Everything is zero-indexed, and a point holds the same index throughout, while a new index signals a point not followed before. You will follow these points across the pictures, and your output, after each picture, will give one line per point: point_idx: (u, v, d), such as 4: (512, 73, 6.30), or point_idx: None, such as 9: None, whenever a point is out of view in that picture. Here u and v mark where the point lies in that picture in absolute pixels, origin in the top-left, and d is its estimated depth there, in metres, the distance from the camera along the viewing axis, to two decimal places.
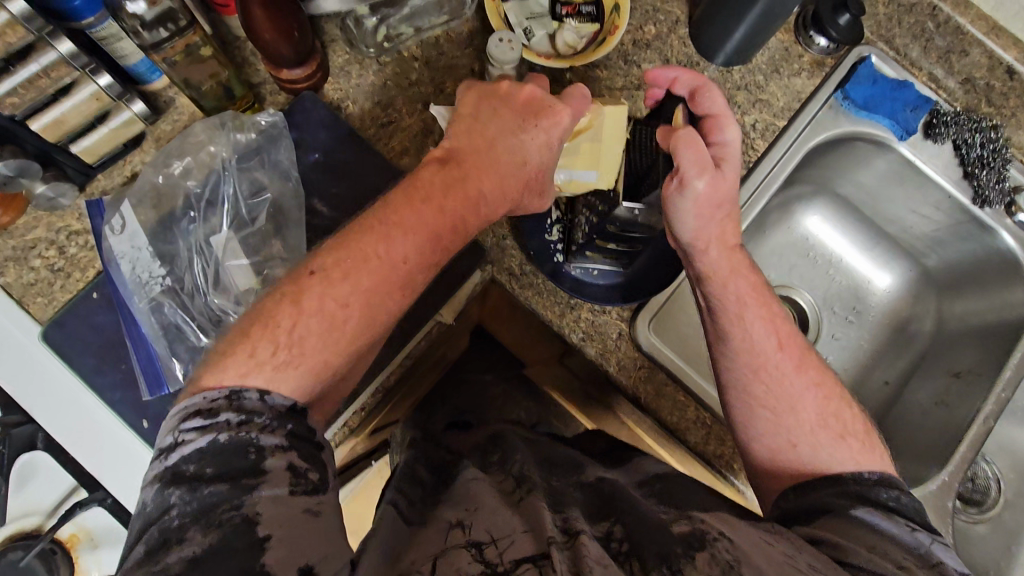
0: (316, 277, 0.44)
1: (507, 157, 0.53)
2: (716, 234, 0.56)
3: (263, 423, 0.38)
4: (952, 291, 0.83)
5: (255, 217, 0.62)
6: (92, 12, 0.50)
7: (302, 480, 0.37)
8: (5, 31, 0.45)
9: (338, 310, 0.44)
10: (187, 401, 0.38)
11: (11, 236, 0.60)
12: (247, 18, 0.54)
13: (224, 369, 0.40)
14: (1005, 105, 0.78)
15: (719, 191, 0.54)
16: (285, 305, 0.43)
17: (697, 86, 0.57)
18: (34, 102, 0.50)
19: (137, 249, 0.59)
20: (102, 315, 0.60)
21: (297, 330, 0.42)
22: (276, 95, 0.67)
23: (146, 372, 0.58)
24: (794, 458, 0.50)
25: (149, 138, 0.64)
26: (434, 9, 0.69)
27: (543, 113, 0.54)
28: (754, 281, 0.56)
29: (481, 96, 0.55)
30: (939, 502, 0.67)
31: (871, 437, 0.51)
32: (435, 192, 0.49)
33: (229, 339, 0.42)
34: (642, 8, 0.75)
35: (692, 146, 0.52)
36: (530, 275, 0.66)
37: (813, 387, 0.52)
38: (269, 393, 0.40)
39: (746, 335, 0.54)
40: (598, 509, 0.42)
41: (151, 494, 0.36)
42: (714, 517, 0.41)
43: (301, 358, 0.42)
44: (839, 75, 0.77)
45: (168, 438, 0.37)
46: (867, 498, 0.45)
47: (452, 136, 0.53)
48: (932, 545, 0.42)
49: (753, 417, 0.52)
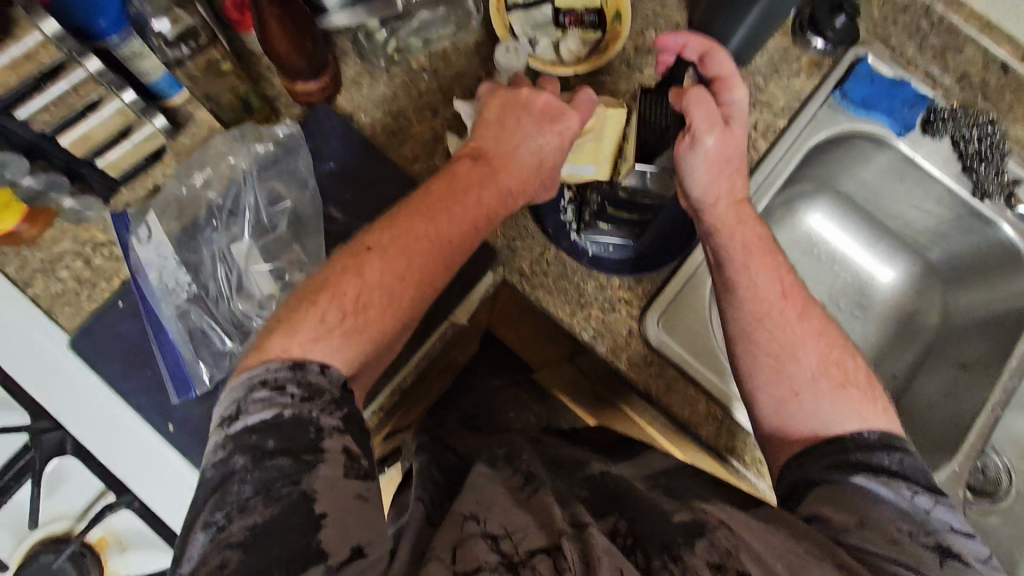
0: (373, 252, 0.46)
1: (529, 160, 0.55)
2: (724, 191, 0.58)
3: (324, 402, 0.39)
4: (956, 284, 0.84)
5: (276, 225, 0.64)
6: (117, 31, 0.52)
7: (356, 464, 0.38)
8: (38, 51, 0.47)
9: (393, 282, 0.46)
10: (252, 371, 0.40)
11: (39, 249, 0.62)
12: (264, 34, 0.57)
13: (293, 336, 0.42)
14: (1001, 100, 0.79)
15: (729, 147, 0.57)
16: (347, 275, 0.45)
17: (705, 48, 0.58)
18: (64, 119, 0.52)
19: (164, 257, 0.61)
20: (127, 322, 0.61)
21: (358, 299, 0.45)
22: (291, 107, 0.69)
23: (173, 375, 0.60)
24: (797, 407, 0.50)
25: (171, 152, 0.66)
26: (441, 22, 0.72)
27: (562, 116, 0.56)
28: (760, 234, 0.57)
29: (504, 102, 0.57)
30: (954, 485, 0.69)
31: (875, 388, 0.52)
32: (473, 184, 0.52)
33: (292, 306, 0.44)
34: (642, 15, 0.78)
35: (701, 105, 0.55)
36: (540, 274, 0.68)
37: (816, 335, 0.53)
38: (328, 366, 0.42)
39: (751, 282, 0.54)
40: (602, 507, 0.43)
41: (214, 463, 0.37)
42: (717, 507, 0.42)
43: (365, 326, 0.44)
44: (837, 74, 0.79)
45: (232, 407, 0.39)
46: (867, 463, 0.46)
47: (478, 136, 0.56)
48: (931, 508, 0.43)
49: (756, 365, 0.53)
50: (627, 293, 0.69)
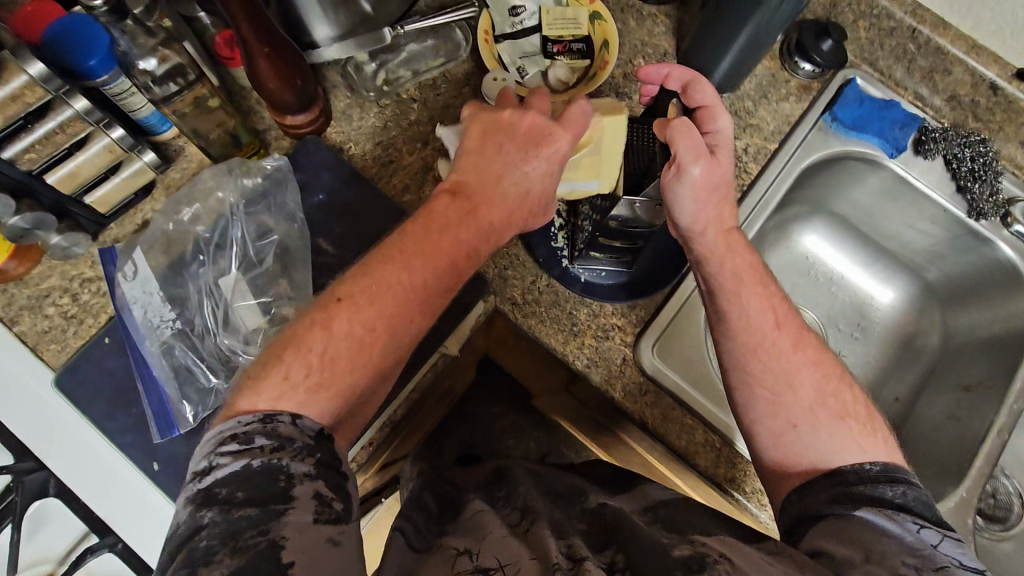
0: (344, 303, 0.45)
1: (511, 189, 0.53)
2: (713, 218, 0.56)
3: (295, 450, 0.39)
4: (957, 304, 0.83)
5: (262, 259, 0.63)
6: (105, 70, 0.52)
7: (327, 508, 0.37)
8: (25, 92, 0.48)
9: (365, 334, 0.45)
10: (222, 425, 0.39)
11: (26, 286, 0.62)
12: (252, 69, 0.57)
13: (258, 394, 0.41)
14: (992, 120, 0.78)
15: (714, 174, 0.55)
16: (316, 329, 0.44)
17: (689, 79, 0.58)
18: (51, 157, 0.53)
19: (149, 294, 0.60)
20: (113, 359, 0.60)
21: (326, 353, 0.43)
22: (281, 140, 0.69)
23: (157, 414, 0.58)
24: (796, 440, 0.49)
25: (160, 187, 0.66)
26: (430, 54, 0.73)
27: (545, 140, 0.53)
28: (751, 262, 0.56)
29: (485, 128, 0.54)
30: (960, 519, 0.66)
31: (874, 419, 0.50)
32: (452, 224, 0.50)
33: (259, 362, 0.43)
34: (630, 43, 0.78)
35: (687, 134, 0.53)
36: (531, 303, 0.67)
37: (811, 365, 0.52)
38: (300, 417, 0.41)
39: (744, 313, 0.53)
40: (601, 541, 0.42)
41: (186, 517, 0.36)
42: (716, 540, 0.41)
43: (332, 380, 0.43)
44: (827, 97, 0.79)
45: (203, 461, 0.38)
46: (871, 496, 0.44)
47: (459, 167, 0.54)
48: (939, 544, 0.40)
49: (753, 398, 0.52)
50: (620, 319, 0.68)
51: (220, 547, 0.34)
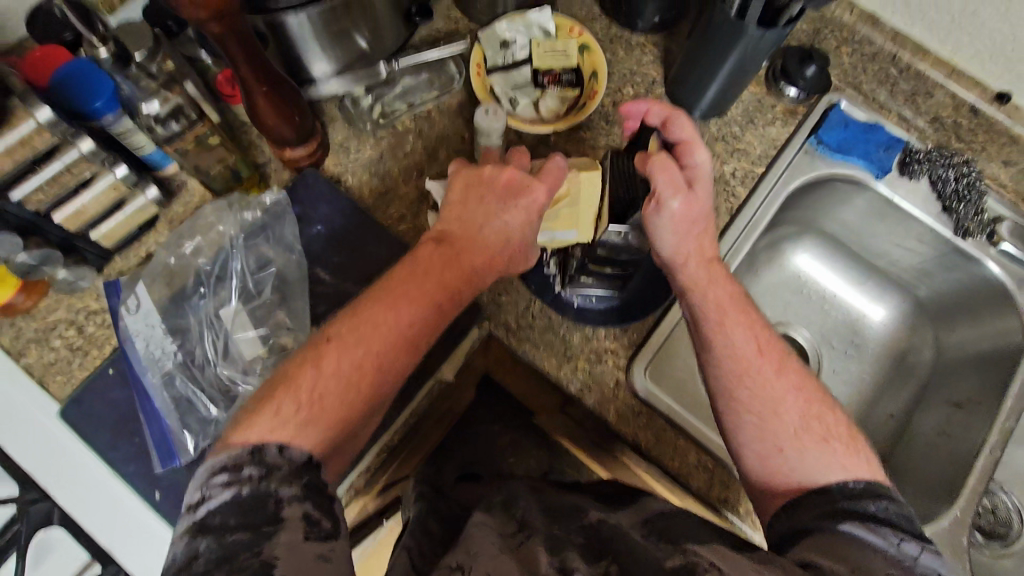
0: (333, 341, 0.48)
1: (491, 236, 0.56)
2: (694, 249, 0.59)
3: (281, 476, 0.40)
4: (948, 322, 0.84)
5: (262, 290, 0.65)
6: (109, 111, 0.55)
7: (317, 527, 0.38)
8: (32, 138, 0.50)
9: (355, 370, 0.47)
10: (215, 458, 0.40)
11: (33, 319, 0.64)
12: (251, 107, 0.59)
13: (250, 429, 0.42)
14: (975, 140, 0.80)
15: (694, 208, 0.57)
16: (309, 365, 0.46)
17: (668, 115, 0.59)
18: (58, 197, 0.55)
19: (152, 327, 0.62)
20: (116, 390, 0.62)
21: (315, 390, 0.45)
22: (280, 173, 0.71)
23: (158, 445, 0.60)
24: (783, 463, 0.50)
25: (163, 220, 0.68)
26: (425, 87, 0.76)
27: (524, 191, 0.57)
28: (732, 291, 0.58)
29: (468, 184, 0.58)
30: (955, 537, 0.66)
31: (858, 441, 0.51)
32: (435, 267, 0.53)
33: (256, 400, 0.45)
34: (619, 72, 0.81)
35: (666, 169, 0.56)
36: (525, 329, 0.69)
37: (795, 391, 0.53)
38: (287, 447, 0.42)
39: (728, 341, 0.55)
40: (598, 551, 0.43)
41: (180, 548, 0.37)
42: (707, 548, 0.42)
43: (320, 414, 0.44)
44: (812, 121, 0.81)
45: (196, 493, 0.39)
46: (855, 511, 0.45)
47: (444, 218, 0.57)
48: (919, 555, 0.42)
49: (739, 423, 0.53)
50: (613, 342, 0.69)
51: (214, 571, 0.35)
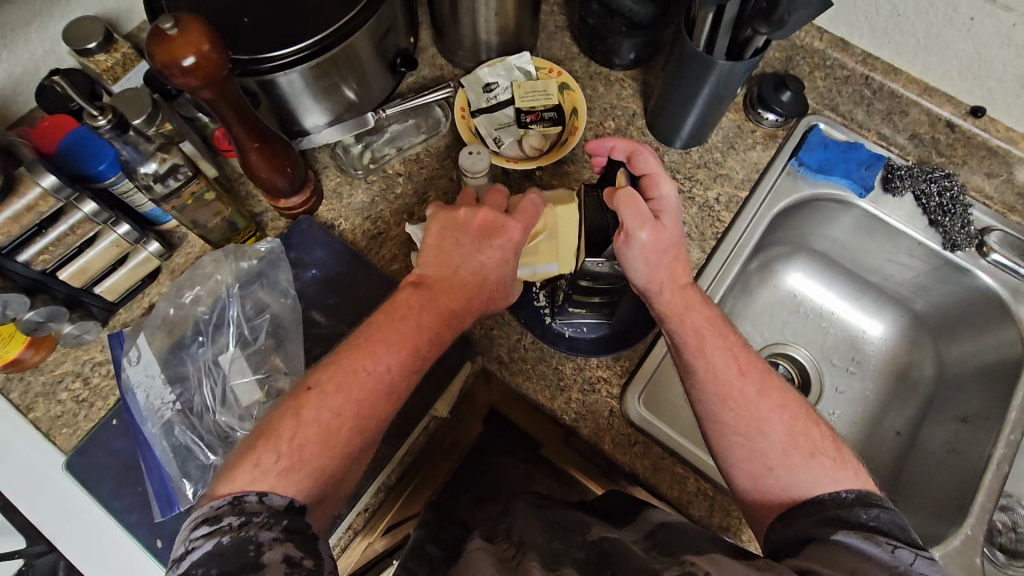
0: (314, 391, 0.49)
1: (469, 278, 0.56)
2: (667, 277, 0.59)
3: (262, 520, 0.42)
4: (946, 334, 0.83)
5: (257, 335, 0.66)
6: (113, 172, 0.58)
7: (300, 567, 0.39)
8: (39, 203, 0.53)
9: (333, 419, 0.49)
10: (198, 511, 0.42)
11: (42, 372, 0.66)
12: (244, 161, 0.62)
13: (233, 480, 0.44)
14: (954, 154, 0.82)
15: (663, 238, 0.57)
16: (287, 419, 0.48)
17: (632, 150, 0.60)
18: (63, 255, 0.58)
19: (152, 377, 0.64)
20: (119, 440, 0.64)
21: (297, 440, 0.47)
22: (276, 221, 0.75)
23: (158, 493, 0.61)
24: (774, 481, 0.50)
25: (165, 271, 0.71)
26: (413, 131, 0.79)
27: (497, 233, 0.57)
28: (709, 315, 0.58)
29: (443, 225, 0.58)
30: (967, 556, 0.65)
31: (844, 454, 0.51)
32: (413, 311, 0.54)
33: (243, 451, 0.47)
34: (600, 107, 0.83)
35: (632, 203, 0.56)
36: (518, 361, 0.69)
37: (779, 410, 0.53)
38: (268, 494, 0.44)
39: (709, 365, 0.55)
40: (593, 569, 0.44)
41: None
42: (705, 559, 0.42)
43: (302, 464, 0.46)
44: (792, 145, 0.83)
45: (179, 548, 0.40)
46: (848, 519, 0.46)
47: (422, 260, 0.58)
48: (914, 561, 0.42)
49: (729, 446, 0.53)
50: (606, 371, 0.70)
51: None
